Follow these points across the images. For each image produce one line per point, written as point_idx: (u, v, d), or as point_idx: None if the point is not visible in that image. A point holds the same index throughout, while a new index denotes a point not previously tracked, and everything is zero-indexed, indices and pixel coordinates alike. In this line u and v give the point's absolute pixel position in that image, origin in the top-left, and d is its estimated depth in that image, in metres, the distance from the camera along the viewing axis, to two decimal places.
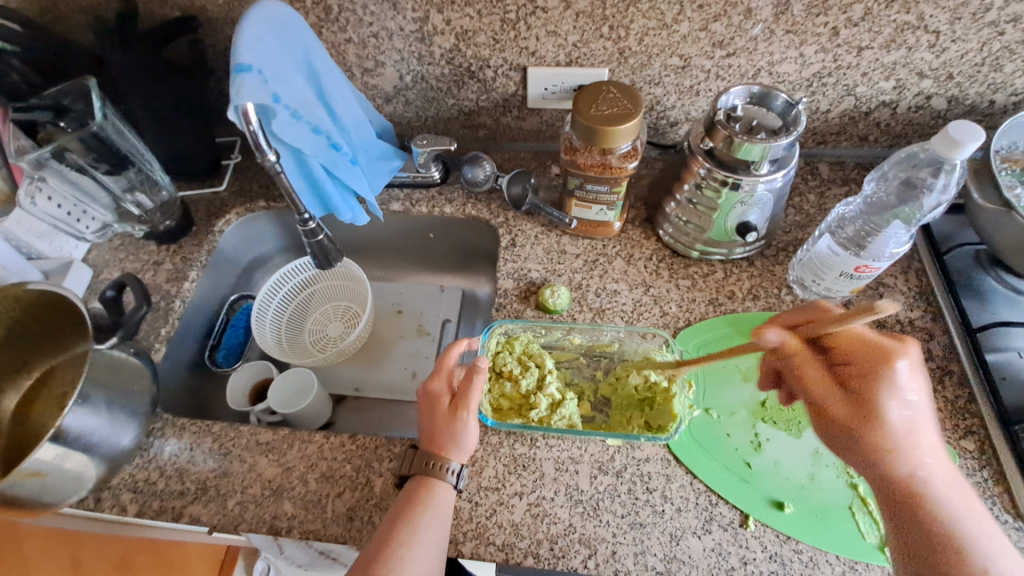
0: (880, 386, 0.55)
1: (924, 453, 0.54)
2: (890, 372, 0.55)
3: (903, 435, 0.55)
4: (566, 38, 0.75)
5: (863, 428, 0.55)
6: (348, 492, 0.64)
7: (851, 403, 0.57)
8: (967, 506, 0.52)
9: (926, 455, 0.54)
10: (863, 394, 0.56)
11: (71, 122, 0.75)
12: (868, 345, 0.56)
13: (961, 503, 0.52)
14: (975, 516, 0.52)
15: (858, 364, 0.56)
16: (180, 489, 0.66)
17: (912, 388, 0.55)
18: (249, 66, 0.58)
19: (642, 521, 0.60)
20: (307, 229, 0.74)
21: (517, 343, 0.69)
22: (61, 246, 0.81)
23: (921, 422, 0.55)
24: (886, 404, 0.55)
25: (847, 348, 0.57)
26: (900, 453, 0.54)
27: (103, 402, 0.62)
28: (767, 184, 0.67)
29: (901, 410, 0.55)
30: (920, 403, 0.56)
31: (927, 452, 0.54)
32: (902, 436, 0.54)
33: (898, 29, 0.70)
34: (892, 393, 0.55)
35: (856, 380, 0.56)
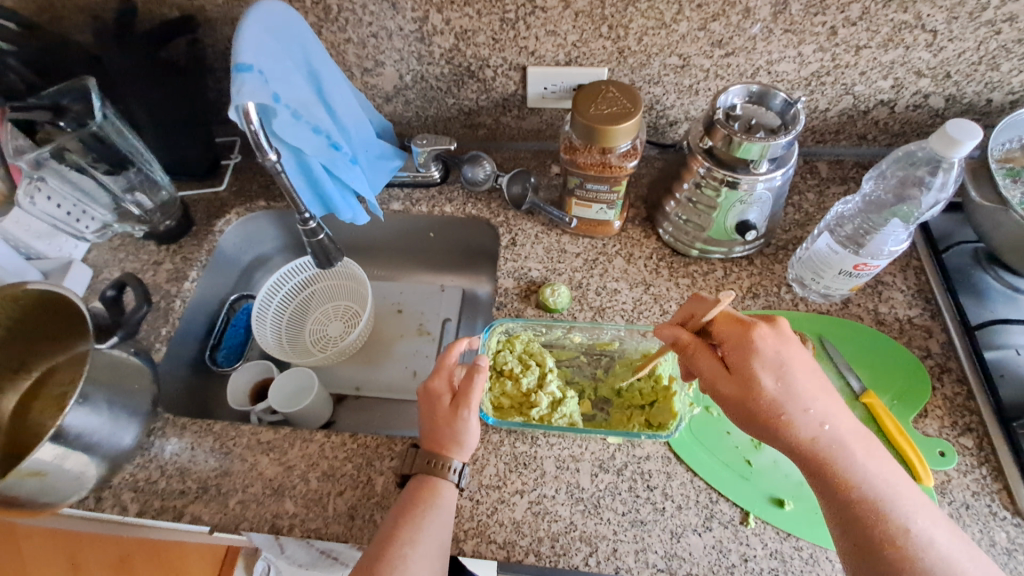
0: (753, 357, 0.51)
1: (825, 419, 0.50)
2: (761, 343, 0.51)
3: (781, 408, 0.50)
4: (565, 38, 0.75)
5: (755, 403, 0.50)
6: (349, 490, 0.64)
7: (735, 382, 0.51)
8: (890, 475, 0.49)
9: (831, 420, 0.50)
10: (739, 367, 0.51)
11: (70, 123, 0.73)
12: (739, 321, 0.53)
13: (885, 472, 0.49)
14: (896, 484, 0.49)
15: (732, 341, 0.52)
16: (181, 488, 0.66)
17: (777, 358, 0.51)
18: (250, 66, 0.58)
19: (643, 519, 0.60)
20: (307, 228, 0.74)
21: (517, 341, 0.70)
22: (61, 246, 0.82)
23: (801, 395, 0.50)
24: (760, 377, 0.50)
25: (721, 328, 0.54)
26: (798, 425, 0.50)
27: (103, 402, 0.62)
28: (766, 183, 0.68)
29: (775, 381, 0.50)
30: (801, 373, 0.51)
31: (831, 419, 0.50)
32: (789, 407, 0.50)
33: (896, 28, 0.70)
34: (767, 366, 0.50)
35: (732, 354, 0.52)
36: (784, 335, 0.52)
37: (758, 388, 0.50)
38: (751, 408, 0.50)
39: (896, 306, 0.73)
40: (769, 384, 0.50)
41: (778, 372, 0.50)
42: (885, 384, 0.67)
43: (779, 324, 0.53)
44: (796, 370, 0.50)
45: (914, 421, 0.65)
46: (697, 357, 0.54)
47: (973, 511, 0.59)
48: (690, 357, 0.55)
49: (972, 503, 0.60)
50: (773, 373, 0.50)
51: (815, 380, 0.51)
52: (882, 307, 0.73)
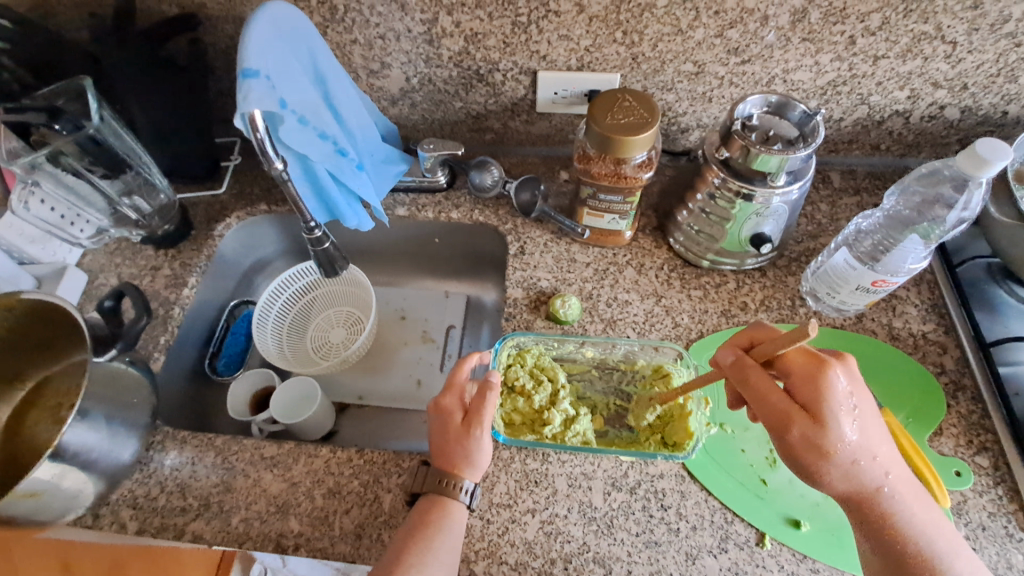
0: (832, 400, 0.49)
1: (886, 467, 0.51)
2: (837, 382, 0.50)
3: (852, 454, 0.49)
4: (578, 43, 0.73)
5: (832, 446, 0.49)
6: (355, 508, 0.63)
7: (810, 423, 0.49)
8: (936, 521, 0.51)
9: (891, 468, 0.51)
10: (816, 408, 0.49)
11: (65, 125, 0.70)
12: (812, 357, 0.51)
13: (931, 515, 0.51)
14: (942, 530, 0.51)
15: (805, 377, 0.50)
16: (182, 505, 0.64)
17: (851, 401, 0.50)
18: (256, 71, 0.55)
19: (657, 540, 0.59)
20: (313, 237, 0.71)
21: (529, 355, 0.68)
22: (55, 250, 0.79)
23: (873, 441, 0.50)
24: (841, 421, 0.49)
25: (792, 363, 0.51)
26: (862, 471, 0.50)
27: (102, 417, 0.60)
28: (783, 196, 0.66)
29: (851, 425, 0.50)
30: (869, 418, 0.51)
31: (891, 467, 0.51)
32: (860, 453, 0.50)
33: (916, 38, 0.69)
34: (844, 408, 0.49)
35: (807, 393, 0.50)
36: (852, 373, 0.52)
37: (839, 432, 0.49)
38: (827, 451, 0.49)
39: (911, 320, 0.72)
40: (847, 429, 0.49)
41: (853, 415, 0.50)
42: (900, 401, 0.66)
43: (847, 362, 0.52)
44: (868, 413, 0.51)
45: (929, 439, 0.64)
46: (767, 393, 0.51)
47: (990, 533, 0.59)
48: (751, 384, 0.52)
49: (989, 524, 0.59)
50: (850, 417, 0.50)
51: (878, 425, 0.51)
52: (896, 322, 0.72)
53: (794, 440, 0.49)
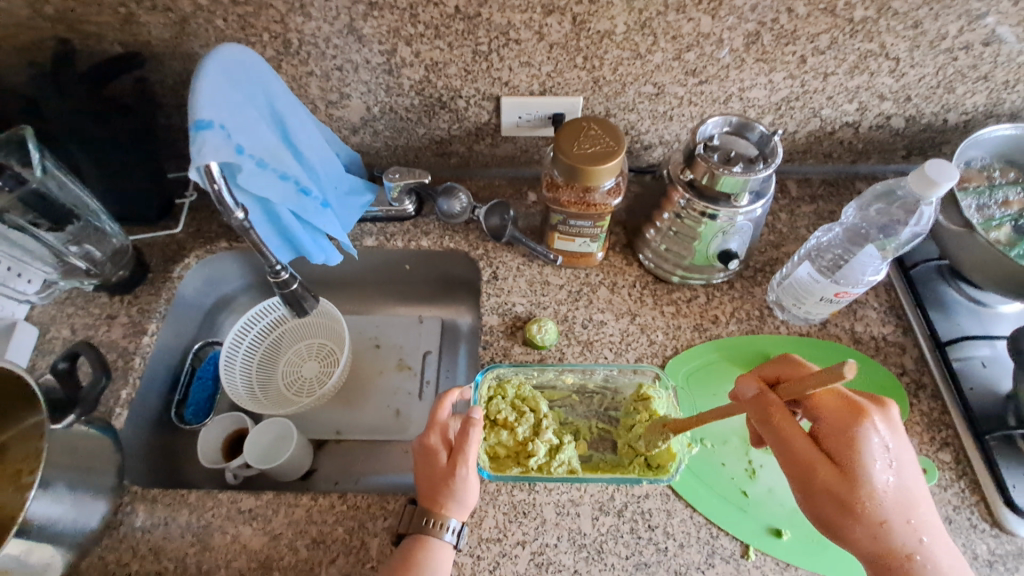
0: (859, 449, 0.50)
1: (924, 531, 0.50)
2: (871, 434, 0.51)
3: (885, 513, 0.50)
4: (540, 69, 0.73)
5: (859, 499, 0.49)
6: (341, 557, 0.61)
7: (835, 473, 0.50)
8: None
9: (928, 534, 0.50)
10: (849, 459, 0.50)
11: (5, 180, 0.66)
12: (850, 405, 0.52)
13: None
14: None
15: (839, 424, 0.51)
16: (157, 569, 0.61)
17: (887, 454, 0.51)
18: (209, 122, 0.53)
19: (646, 561, 0.60)
20: (279, 279, 0.69)
21: (508, 386, 0.67)
22: (2, 306, 0.74)
23: (908, 502, 0.50)
24: (873, 475, 0.50)
25: (827, 411, 0.52)
26: (894, 531, 0.50)
27: (64, 487, 0.57)
28: (746, 215, 0.68)
29: (886, 482, 0.50)
30: (903, 472, 0.51)
31: (928, 532, 0.50)
32: (892, 511, 0.50)
33: (861, 56, 0.72)
34: (881, 464, 0.50)
35: (833, 442, 0.51)
36: (894, 427, 0.52)
37: (868, 485, 0.50)
38: (853, 504, 0.49)
39: (871, 323, 0.76)
40: (879, 483, 0.50)
41: (889, 469, 0.50)
42: None
43: (889, 412, 0.53)
44: (906, 473, 0.51)
45: None
46: (791, 434, 0.52)
47: (955, 526, 0.62)
48: (774, 424, 0.53)
49: (954, 517, 0.62)
50: (885, 472, 0.50)
51: (919, 486, 0.51)
52: (857, 326, 0.75)
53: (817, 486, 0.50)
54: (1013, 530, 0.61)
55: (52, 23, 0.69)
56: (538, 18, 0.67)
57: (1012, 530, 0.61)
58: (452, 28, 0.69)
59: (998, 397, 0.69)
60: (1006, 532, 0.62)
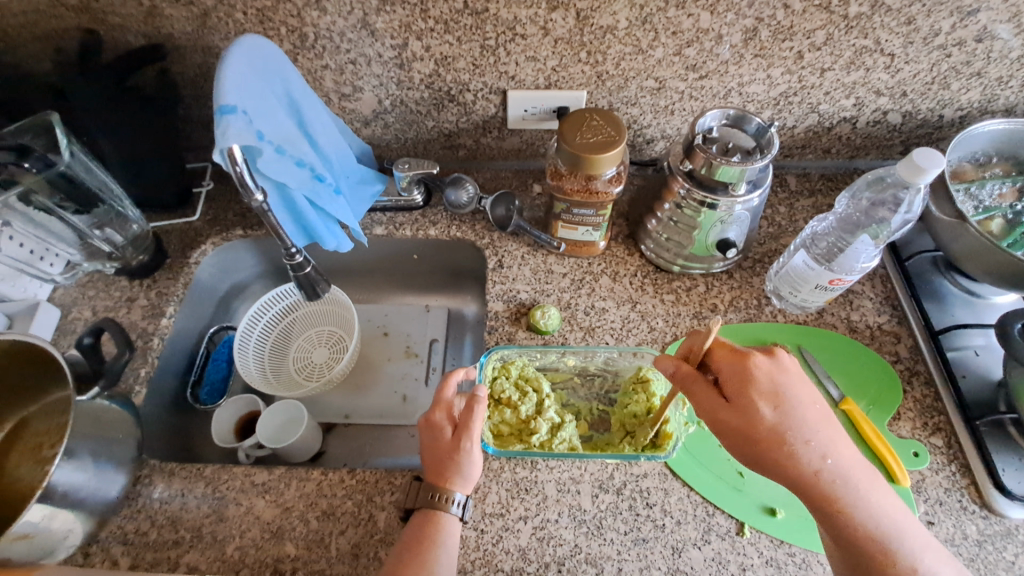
0: (750, 389, 0.54)
1: (826, 451, 0.53)
2: (758, 372, 0.54)
3: (783, 437, 0.52)
4: (545, 63, 0.76)
5: (758, 433, 0.53)
6: (351, 528, 0.64)
7: (734, 411, 0.54)
8: (891, 505, 0.53)
9: (832, 452, 0.53)
10: (741, 400, 0.54)
11: (36, 163, 0.69)
12: (737, 352, 0.56)
13: (880, 496, 0.53)
14: (895, 512, 0.53)
15: (729, 369, 0.55)
16: (174, 538, 0.64)
17: (774, 386, 0.54)
18: (233, 107, 0.56)
19: (644, 537, 0.62)
20: (294, 262, 0.72)
21: (513, 367, 0.70)
22: (25, 287, 0.78)
23: (803, 427, 0.53)
24: (761, 408, 0.53)
25: (721, 360, 0.56)
26: (800, 455, 0.52)
27: (88, 455, 0.60)
28: (744, 204, 0.70)
29: (775, 411, 0.53)
30: (803, 404, 0.54)
31: (832, 452, 0.53)
32: (795, 440, 0.52)
33: (857, 52, 0.74)
34: (766, 395, 0.53)
35: (732, 387, 0.55)
36: (783, 365, 0.56)
37: (762, 421, 0.53)
38: (754, 436, 0.53)
39: (867, 313, 0.77)
40: (770, 415, 0.53)
41: (777, 401, 0.53)
42: (861, 390, 0.71)
43: (777, 355, 0.56)
44: (796, 400, 0.54)
45: (889, 424, 0.69)
46: (697, 391, 0.56)
47: (946, 507, 0.64)
48: (690, 389, 0.57)
49: (945, 499, 0.64)
50: (773, 403, 0.53)
51: (813, 410, 0.54)
52: (853, 315, 0.77)
53: (724, 429, 0.54)
54: (1002, 511, 0.63)
55: (78, 15, 0.72)
56: (543, 13, 0.70)
57: (1002, 511, 0.63)
58: (461, 23, 0.71)
59: (991, 385, 0.71)
60: (996, 514, 0.63)
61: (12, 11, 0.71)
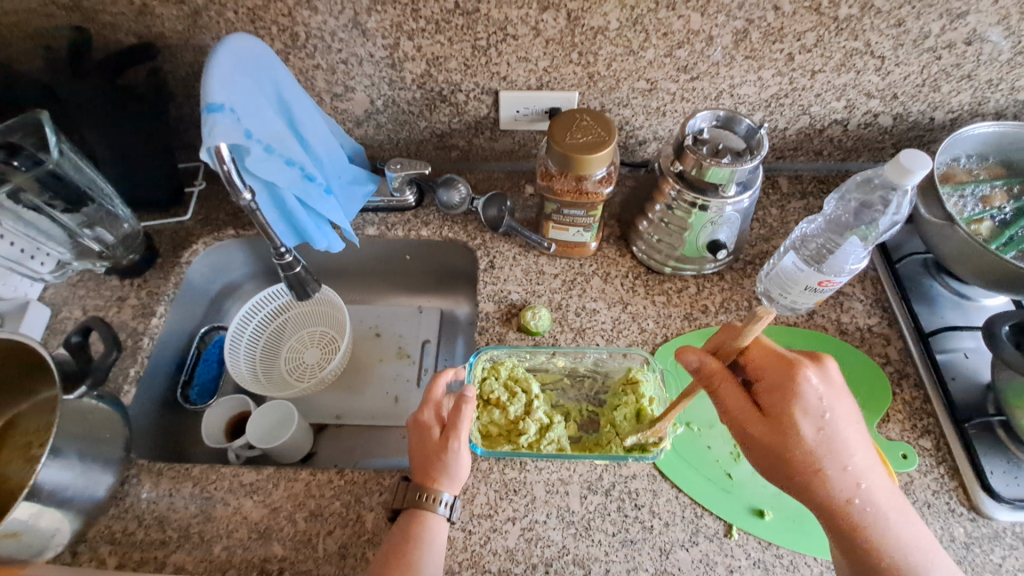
0: (793, 404, 0.52)
1: (860, 476, 0.53)
2: (808, 388, 0.52)
3: (818, 460, 0.52)
4: (537, 64, 0.76)
5: (790, 450, 0.53)
6: (338, 529, 0.63)
7: (767, 425, 0.54)
8: (916, 532, 0.53)
9: (868, 479, 0.53)
10: (779, 415, 0.53)
11: (25, 161, 0.70)
12: (786, 361, 0.53)
13: (907, 523, 0.53)
14: (919, 541, 0.53)
15: (771, 382, 0.54)
16: (161, 538, 0.64)
17: (822, 406, 0.52)
18: (221, 105, 0.57)
19: (632, 538, 0.62)
20: (283, 262, 0.72)
21: (502, 368, 0.70)
22: (15, 285, 0.78)
23: (841, 450, 0.53)
24: (801, 427, 0.52)
25: (762, 368, 0.55)
26: (833, 479, 0.52)
27: (75, 455, 0.60)
28: (734, 206, 0.70)
29: (817, 432, 0.52)
30: (843, 425, 0.53)
31: (865, 477, 0.53)
32: (824, 460, 0.52)
33: (848, 54, 0.74)
34: (811, 415, 0.52)
35: (768, 398, 0.54)
36: (830, 379, 0.54)
37: (797, 439, 0.52)
38: (788, 453, 0.53)
39: (857, 315, 0.78)
40: (809, 435, 0.52)
41: (820, 423, 0.52)
42: (850, 392, 0.71)
43: (824, 365, 0.54)
44: (839, 421, 0.53)
45: (878, 426, 0.69)
46: (728, 395, 0.55)
47: (934, 509, 0.64)
48: (715, 391, 0.56)
49: (933, 501, 0.64)
50: (816, 424, 0.52)
51: (855, 433, 0.53)
52: (843, 317, 0.77)
53: (754, 440, 0.54)
54: (990, 514, 0.63)
55: (69, 13, 0.72)
56: (534, 14, 0.70)
57: (990, 514, 0.63)
58: (452, 23, 0.71)
59: (980, 387, 0.71)
60: (984, 516, 0.63)
61: (3, 9, 0.71)
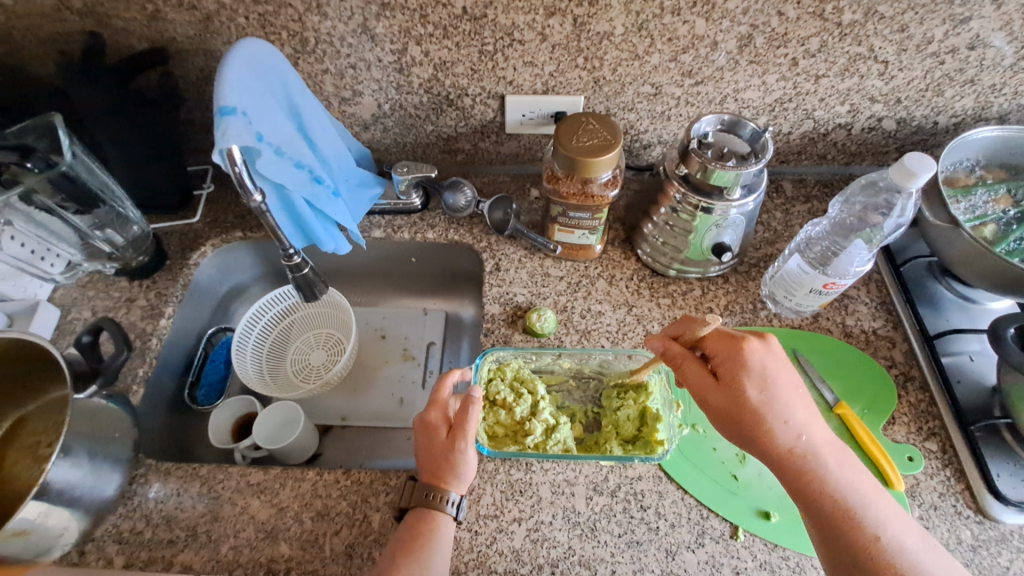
0: (740, 369, 0.54)
1: (802, 431, 0.54)
2: (750, 356, 0.55)
3: (763, 418, 0.53)
4: (543, 69, 0.77)
5: (740, 411, 0.54)
6: (345, 529, 0.64)
7: (719, 391, 0.55)
8: (865, 486, 0.53)
9: (809, 433, 0.54)
10: (727, 380, 0.55)
11: (37, 163, 0.70)
12: (731, 337, 0.57)
13: (854, 475, 0.53)
14: (870, 494, 0.53)
15: (723, 353, 0.56)
16: (169, 537, 0.64)
17: (764, 371, 0.54)
18: (233, 108, 0.58)
19: (639, 539, 0.62)
20: (292, 263, 0.72)
21: (508, 369, 0.71)
22: (25, 287, 0.79)
23: (783, 406, 0.54)
24: (747, 391, 0.54)
25: (712, 344, 0.57)
26: (778, 435, 0.53)
27: (85, 454, 0.60)
28: (739, 208, 0.71)
29: (762, 396, 0.54)
30: (788, 388, 0.54)
31: (810, 434, 0.54)
32: (773, 419, 0.53)
33: (851, 59, 0.75)
34: (754, 380, 0.54)
35: (723, 366, 0.56)
36: (772, 350, 0.56)
37: (745, 401, 0.54)
38: (737, 416, 0.54)
39: (862, 318, 0.78)
40: (754, 397, 0.54)
41: (763, 385, 0.54)
42: (856, 395, 0.71)
43: (768, 341, 0.57)
44: (780, 382, 0.54)
45: (884, 428, 0.69)
46: (685, 366, 0.58)
47: (941, 512, 0.64)
48: (679, 367, 0.58)
49: (939, 504, 0.64)
50: (759, 387, 0.54)
51: (797, 393, 0.55)
52: (848, 320, 0.78)
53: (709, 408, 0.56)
54: (996, 516, 0.63)
55: (83, 18, 0.73)
56: (540, 20, 0.71)
57: (996, 516, 0.63)
58: (460, 29, 0.72)
59: (985, 390, 0.71)
60: (990, 519, 0.63)
61: (18, 14, 0.73)
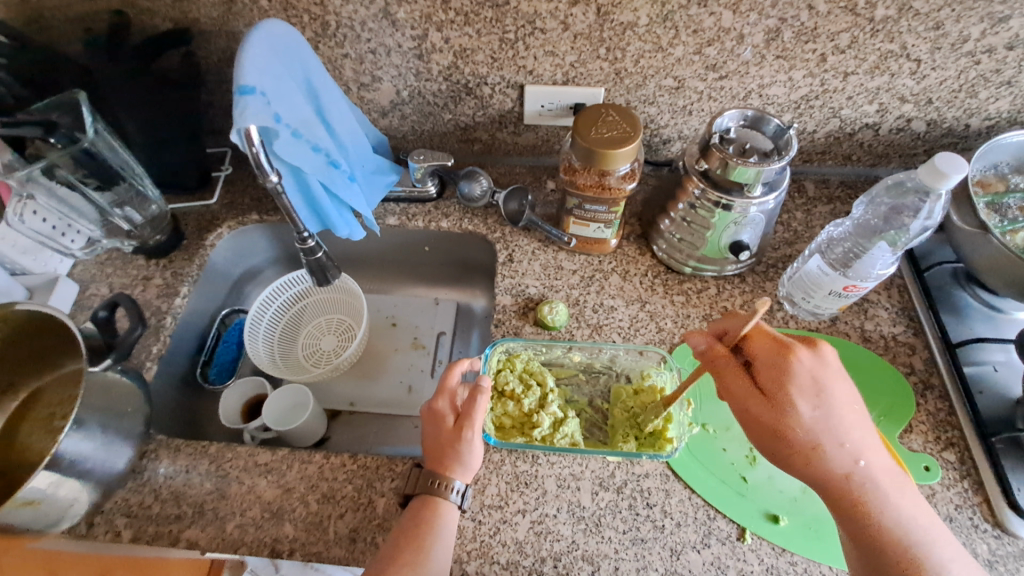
0: (789, 382, 0.54)
1: (858, 453, 0.53)
2: (799, 368, 0.54)
3: (815, 435, 0.53)
4: (564, 58, 0.76)
5: (790, 428, 0.53)
6: (349, 513, 0.64)
7: (769, 405, 0.54)
8: (917, 509, 0.53)
9: (865, 456, 0.53)
10: (775, 391, 0.54)
11: (60, 139, 0.72)
12: (779, 344, 0.56)
13: (906, 502, 0.53)
14: (925, 522, 0.52)
15: (769, 361, 0.55)
16: (176, 512, 0.65)
17: (815, 384, 0.54)
18: (252, 88, 0.58)
19: (643, 537, 0.61)
20: (305, 247, 0.72)
21: (518, 361, 0.70)
22: (46, 261, 0.80)
23: (837, 424, 0.53)
24: (798, 405, 0.53)
25: (761, 350, 0.56)
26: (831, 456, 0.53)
27: (97, 427, 0.61)
28: (759, 206, 0.69)
29: (812, 411, 0.53)
30: (840, 404, 0.54)
31: (865, 455, 0.53)
32: (824, 438, 0.53)
33: (882, 56, 0.72)
34: (806, 393, 0.53)
35: (768, 377, 0.55)
36: (824, 360, 0.55)
37: (794, 418, 0.53)
38: (785, 433, 0.53)
39: (882, 323, 0.76)
40: (807, 413, 0.53)
41: (816, 400, 0.53)
42: (872, 401, 0.69)
43: (820, 350, 0.55)
44: (834, 398, 0.53)
45: (899, 436, 0.67)
46: (729, 374, 0.57)
47: (956, 524, 0.62)
48: (723, 374, 0.57)
49: (956, 516, 0.62)
50: (810, 401, 0.53)
51: (848, 410, 0.54)
52: (867, 325, 0.76)
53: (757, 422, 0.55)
54: (1015, 531, 0.61)
55: None
56: (563, 8, 0.70)
57: (1015, 531, 0.61)
58: (481, 16, 0.72)
59: (1009, 401, 0.69)
60: (1009, 534, 0.61)
61: None
